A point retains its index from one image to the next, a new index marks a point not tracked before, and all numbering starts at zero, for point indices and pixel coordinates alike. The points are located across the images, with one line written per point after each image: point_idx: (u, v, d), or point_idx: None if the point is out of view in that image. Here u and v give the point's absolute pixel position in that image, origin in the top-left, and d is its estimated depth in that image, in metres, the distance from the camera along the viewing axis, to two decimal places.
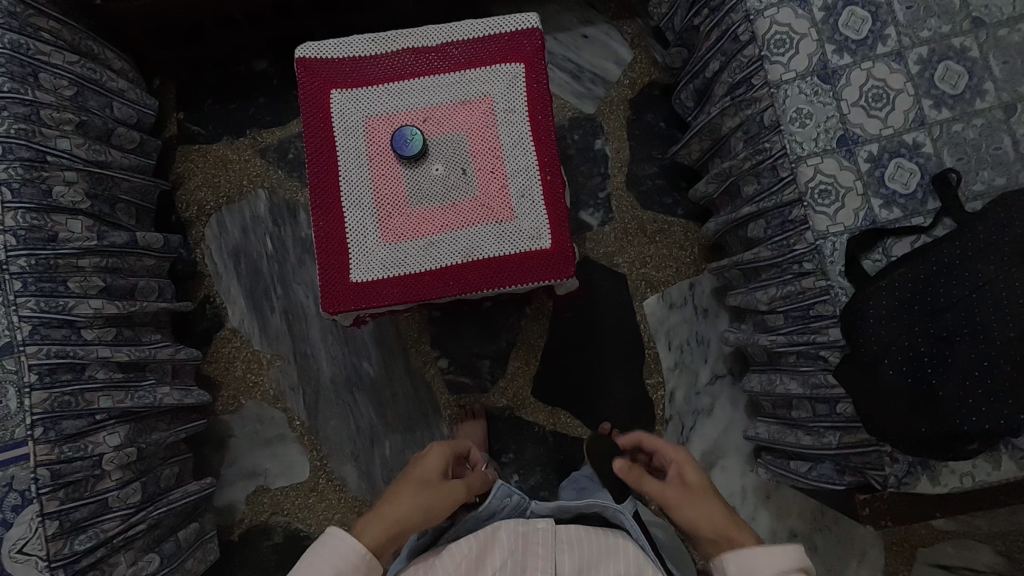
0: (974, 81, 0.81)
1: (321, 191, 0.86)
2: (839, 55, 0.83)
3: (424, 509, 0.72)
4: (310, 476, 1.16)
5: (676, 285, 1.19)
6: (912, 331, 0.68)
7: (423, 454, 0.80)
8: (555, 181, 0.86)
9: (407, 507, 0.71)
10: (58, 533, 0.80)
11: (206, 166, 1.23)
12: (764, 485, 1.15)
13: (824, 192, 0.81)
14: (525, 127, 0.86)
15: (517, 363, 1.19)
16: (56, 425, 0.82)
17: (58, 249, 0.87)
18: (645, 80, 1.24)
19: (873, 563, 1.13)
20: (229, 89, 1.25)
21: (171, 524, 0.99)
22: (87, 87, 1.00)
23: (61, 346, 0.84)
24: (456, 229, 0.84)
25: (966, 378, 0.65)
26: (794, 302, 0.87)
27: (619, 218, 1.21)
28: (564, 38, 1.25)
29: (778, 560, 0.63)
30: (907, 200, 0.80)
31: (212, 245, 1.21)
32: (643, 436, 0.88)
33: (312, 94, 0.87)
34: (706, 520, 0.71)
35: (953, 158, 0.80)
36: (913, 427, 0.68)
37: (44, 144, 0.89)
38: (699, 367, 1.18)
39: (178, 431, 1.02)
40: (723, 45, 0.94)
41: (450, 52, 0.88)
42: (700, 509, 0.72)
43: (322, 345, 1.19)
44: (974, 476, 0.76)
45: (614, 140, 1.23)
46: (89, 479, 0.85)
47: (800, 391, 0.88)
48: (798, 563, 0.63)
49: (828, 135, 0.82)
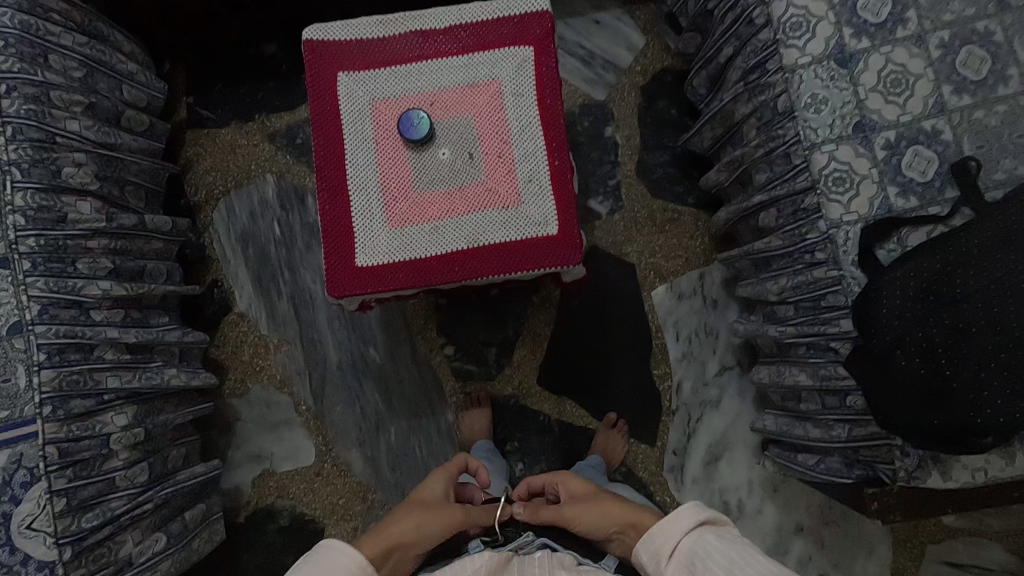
0: (998, 67, 0.78)
1: (327, 174, 0.85)
2: (857, 39, 0.80)
3: (420, 525, 0.72)
4: (315, 461, 1.16)
5: (685, 276, 1.18)
6: (927, 321, 0.66)
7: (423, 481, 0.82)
8: (563, 166, 0.85)
9: (402, 525, 0.72)
10: (66, 511, 0.81)
11: (215, 149, 1.23)
12: (771, 479, 1.13)
13: (838, 179, 0.79)
14: (533, 112, 0.85)
15: (522, 351, 1.19)
16: (65, 404, 0.82)
17: (67, 230, 0.87)
18: (658, 66, 1.22)
19: (881, 560, 1.11)
20: (239, 73, 1.25)
21: (178, 504, 1.00)
22: (97, 68, 1.00)
23: (70, 326, 0.85)
24: (462, 213, 0.83)
25: (981, 371, 0.62)
26: (805, 292, 0.85)
27: (628, 206, 1.20)
28: (575, 23, 1.24)
29: (685, 516, 0.64)
30: (924, 188, 0.78)
31: (221, 230, 1.21)
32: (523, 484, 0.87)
33: (319, 75, 0.86)
34: (604, 519, 0.74)
35: (973, 145, 0.78)
36: (925, 417, 0.67)
37: (54, 125, 0.89)
38: (707, 358, 1.17)
39: (186, 413, 1.03)
40: (738, 29, 0.92)
41: (459, 35, 0.87)
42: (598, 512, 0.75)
43: (329, 330, 1.19)
44: (987, 472, 0.75)
45: (624, 127, 1.21)
46: (97, 458, 0.86)
47: (810, 383, 0.87)
48: (701, 518, 0.63)
49: (844, 122, 0.80)
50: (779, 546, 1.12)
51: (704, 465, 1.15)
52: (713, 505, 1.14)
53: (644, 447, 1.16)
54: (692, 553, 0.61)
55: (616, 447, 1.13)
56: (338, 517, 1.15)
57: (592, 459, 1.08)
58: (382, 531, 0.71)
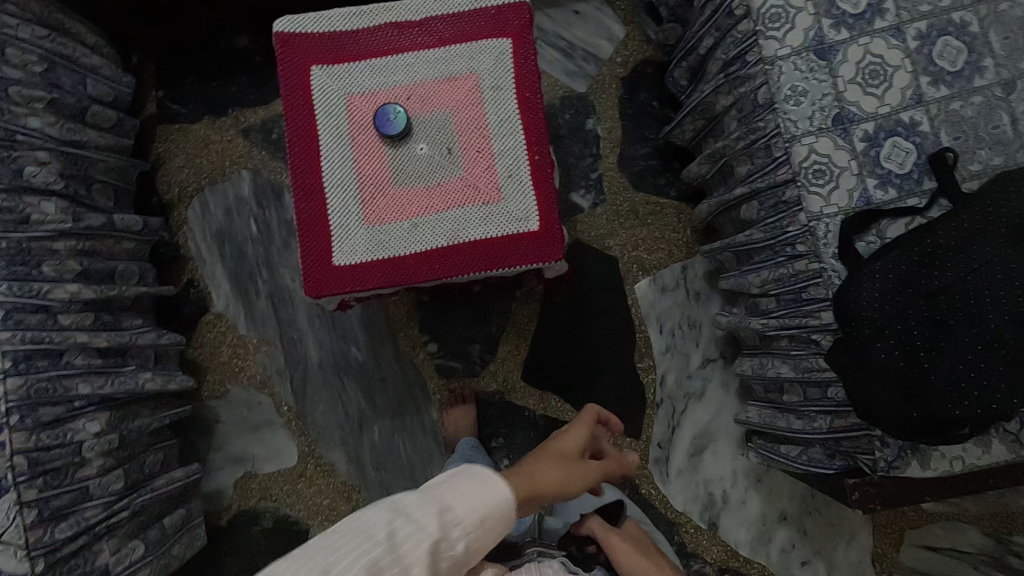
0: (973, 58, 0.78)
1: (302, 170, 0.83)
2: (836, 30, 0.80)
3: (564, 478, 0.72)
4: (298, 462, 1.15)
5: (668, 269, 1.17)
6: (905, 313, 0.66)
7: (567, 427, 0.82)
8: (543, 160, 0.83)
9: (549, 476, 0.70)
10: (38, 522, 0.79)
11: (187, 145, 1.19)
12: (755, 469, 1.15)
13: (819, 171, 0.79)
14: (511, 106, 0.83)
15: (506, 347, 1.18)
16: (33, 412, 0.80)
17: (30, 231, 0.84)
18: (638, 57, 1.21)
19: (862, 546, 1.14)
20: (210, 66, 1.21)
21: (157, 510, 0.98)
22: (59, 63, 0.95)
23: (37, 331, 0.82)
24: (440, 210, 0.82)
25: (960, 364, 0.63)
26: (786, 285, 0.85)
27: (611, 200, 1.19)
28: (555, 13, 1.22)
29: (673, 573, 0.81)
30: (902, 180, 0.78)
31: (195, 229, 1.18)
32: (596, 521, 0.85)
33: (291, 69, 0.84)
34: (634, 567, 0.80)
35: (950, 137, 0.78)
36: (904, 410, 0.67)
37: (14, 123, 0.86)
38: (690, 351, 1.17)
39: (162, 417, 1.01)
40: (718, 20, 0.91)
41: (435, 27, 0.85)
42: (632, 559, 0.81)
43: (310, 329, 1.17)
44: (964, 460, 0.75)
45: (605, 120, 1.20)
46: (69, 466, 0.83)
47: (792, 375, 0.87)
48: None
49: (823, 114, 0.80)
50: (763, 535, 1.14)
51: (689, 457, 1.15)
52: (698, 496, 1.14)
53: (630, 440, 1.16)
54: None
55: None
56: (323, 518, 1.14)
57: None
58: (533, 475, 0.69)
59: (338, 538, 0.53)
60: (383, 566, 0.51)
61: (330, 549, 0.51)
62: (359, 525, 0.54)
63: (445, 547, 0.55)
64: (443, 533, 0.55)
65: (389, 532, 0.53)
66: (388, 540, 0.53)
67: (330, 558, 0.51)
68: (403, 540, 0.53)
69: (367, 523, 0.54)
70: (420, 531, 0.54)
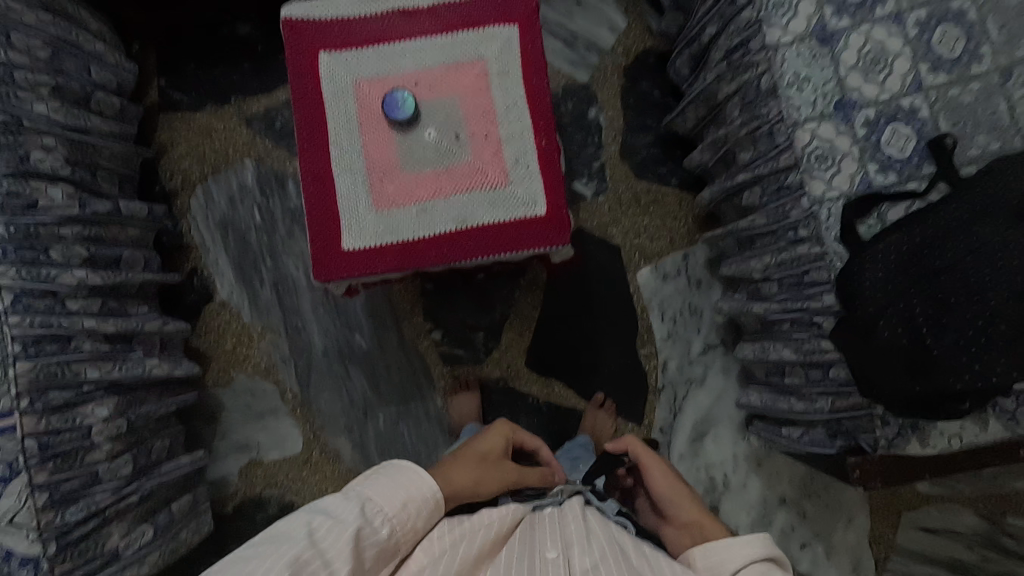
0: (971, 45, 0.80)
1: (310, 155, 0.84)
2: (837, 18, 0.82)
3: (477, 480, 0.76)
4: (303, 449, 1.15)
5: (670, 256, 1.19)
6: (907, 292, 0.68)
7: (482, 433, 0.86)
8: (549, 146, 0.84)
9: (463, 474, 0.75)
10: (48, 505, 0.78)
11: (190, 133, 1.19)
12: (756, 453, 1.16)
13: (821, 156, 0.81)
14: (518, 91, 0.84)
15: (510, 334, 1.19)
16: (43, 396, 0.80)
17: (37, 217, 0.84)
18: (640, 47, 1.22)
19: (859, 528, 1.16)
20: (213, 55, 1.21)
21: (164, 496, 0.98)
22: (63, 49, 0.95)
23: (45, 316, 0.82)
24: (449, 194, 0.83)
25: (961, 339, 0.65)
26: (789, 269, 0.87)
27: (613, 189, 1.20)
28: (557, 3, 1.23)
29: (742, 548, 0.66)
30: (902, 165, 0.79)
31: (199, 217, 1.18)
32: (637, 450, 0.87)
33: (299, 55, 0.84)
34: (682, 510, 0.80)
35: (949, 122, 0.80)
36: (907, 385, 0.69)
37: (20, 107, 0.85)
38: (691, 338, 1.18)
39: (168, 403, 1.01)
40: (721, 8, 0.93)
41: (443, 13, 0.85)
42: (676, 494, 0.82)
43: (314, 317, 1.17)
44: (962, 438, 0.77)
45: (607, 109, 1.21)
46: (78, 451, 0.83)
47: (794, 358, 0.89)
48: (760, 553, 0.65)
49: (826, 100, 0.81)
50: (763, 518, 1.16)
51: (690, 443, 1.17)
52: (699, 480, 1.16)
53: (632, 425, 1.18)
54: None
55: (604, 428, 1.14)
56: None
57: (581, 438, 1.11)
58: (446, 475, 0.73)
59: (261, 550, 0.55)
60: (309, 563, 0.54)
61: (249, 563, 0.54)
62: (282, 535, 0.57)
63: (368, 534, 0.59)
64: (363, 521, 0.60)
65: (309, 532, 0.57)
66: (309, 539, 0.56)
67: (249, 564, 0.54)
68: (325, 537, 0.57)
69: (291, 531, 0.57)
70: (340, 524, 0.58)
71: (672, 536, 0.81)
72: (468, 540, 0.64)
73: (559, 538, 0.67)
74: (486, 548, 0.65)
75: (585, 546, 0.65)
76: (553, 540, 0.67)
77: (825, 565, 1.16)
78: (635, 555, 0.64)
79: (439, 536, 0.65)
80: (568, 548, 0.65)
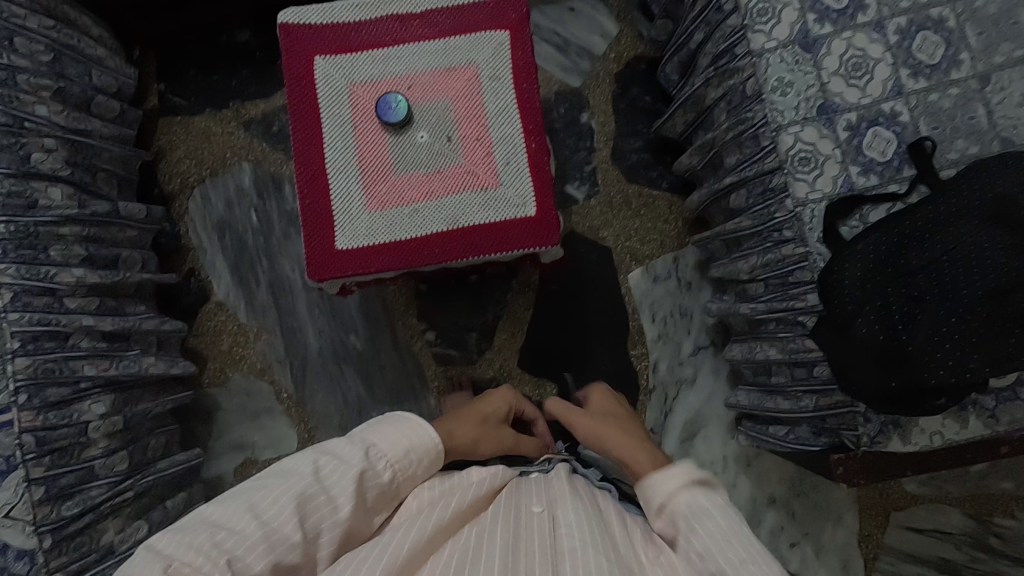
0: (950, 51, 0.82)
1: (305, 157, 0.86)
2: (820, 25, 0.84)
3: (475, 441, 0.79)
4: (298, 448, 1.17)
5: (661, 259, 1.20)
6: (884, 290, 0.70)
7: (486, 395, 0.89)
8: (540, 148, 0.86)
9: (464, 432, 0.78)
10: (45, 498, 0.80)
11: (188, 136, 1.21)
12: (745, 453, 1.18)
13: (804, 159, 0.83)
14: (509, 95, 0.86)
15: (503, 335, 1.20)
16: (41, 392, 0.81)
17: (37, 216, 0.86)
18: (631, 53, 1.24)
19: (848, 527, 1.17)
20: (212, 60, 1.23)
21: (159, 493, 0.99)
22: (66, 54, 0.98)
23: (44, 313, 0.84)
24: (441, 195, 0.85)
25: (935, 333, 0.65)
26: (774, 269, 0.88)
27: (604, 192, 1.22)
28: (550, 10, 1.25)
29: (672, 476, 0.62)
30: (883, 168, 0.81)
31: (197, 219, 1.20)
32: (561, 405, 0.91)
33: (295, 60, 0.86)
34: (610, 443, 0.80)
35: (928, 127, 0.82)
36: (883, 380, 0.71)
37: (22, 110, 0.88)
38: (682, 339, 1.20)
39: (163, 402, 1.03)
40: (708, 15, 0.95)
41: (436, 19, 0.88)
42: (605, 432, 0.82)
43: (309, 317, 1.19)
44: (943, 435, 0.79)
45: (599, 114, 1.23)
46: (75, 446, 0.85)
47: (780, 357, 0.91)
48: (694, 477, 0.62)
49: (808, 104, 0.83)
50: (754, 517, 1.17)
51: (681, 442, 1.18)
52: None
53: None
54: (683, 505, 0.60)
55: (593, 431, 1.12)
56: None
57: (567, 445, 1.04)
58: (448, 429, 0.76)
59: (268, 484, 0.58)
60: (314, 500, 0.57)
61: (256, 493, 0.57)
62: (286, 471, 0.59)
63: (371, 477, 0.61)
64: (367, 464, 0.61)
65: (315, 469, 0.59)
66: (315, 476, 0.59)
67: (256, 495, 0.57)
68: (329, 475, 0.59)
69: (296, 467, 0.60)
70: (345, 465, 0.60)
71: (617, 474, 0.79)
72: (456, 492, 0.65)
73: (545, 495, 0.67)
74: (473, 502, 0.64)
75: (568, 500, 0.64)
76: (538, 497, 0.67)
77: (815, 565, 1.17)
78: (616, 519, 0.64)
79: (429, 487, 0.66)
80: (553, 504, 0.65)
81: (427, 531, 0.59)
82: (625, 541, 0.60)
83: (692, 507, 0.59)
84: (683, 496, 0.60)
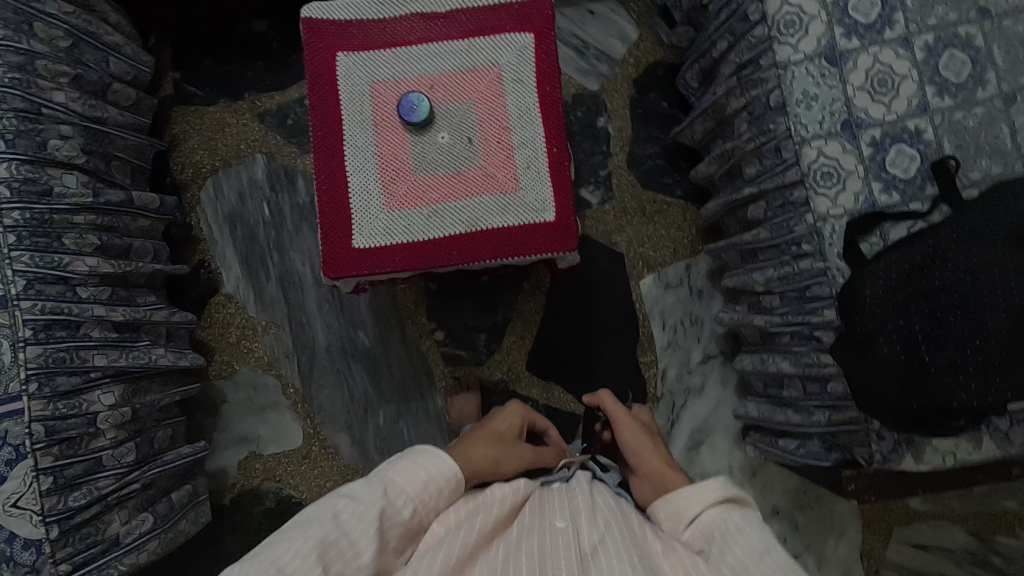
0: (977, 70, 0.81)
1: (325, 155, 0.85)
2: (847, 38, 0.83)
3: (497, 458, 0.78)
4: (303, 444, 1.16)
5: (673, 266, 1.20)
6: (907, 309, 0.69)
7: (496, 414, 0.90)
8: (561, 153, 0.86)
9: (483, 452, 0.78)
10: (53, 489, 0.80)
11: (202, 127, 1.21)
12: (750, 463, 1.17)
13: (826, 174, 0.82)
14: (532, 99, 0.86)
15: (512, 337, 1.20)
16: (52, 381, 0.81)
17: (53, 205, 0.85)
18: (650, 58, 1.24)
19: (851, 541, 1.17)
20: (229, 50, 1.22)
21: (165, 485, 0.98)
22: (83, 39, 0.97)
23: (56, 302, 0.83)
24: (461, 197, 0.84)
25: (957, 357, 0.65)
26: (791, 282, 0.88)
27: (618, 197, 1.22)
28: (570, 13, 1.25)
29: (702, 495, 0.65)
30: (905, 185, 0.81)
31: (208, 210, 1.19)
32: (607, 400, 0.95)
33: (318, 54, 0.86)
34: (647, 458, 0.82)
35: (953, 145, 0.81)
36: (904, 399, 0.70)
37: (39, 96, 0.87)
38: (691, 347, 1.20)
39: (172, 393, 1.02)
40: (733, 24, 0.95)
41: (460, 19, 0.87)
42: (643, 446, 0.85)
43: (318, 313, 1.18)
44: (956, 455, 0.79)
45: (616, 118, 1.23)
46: (83, 437, 0.84)
47: (793, 370, 0.90)
48: (721, 494, 0.64)
49: (833, 118, 0.83)
50: None
51: (686, 451, 1.18)
52: None
53: None
54: (714, 520, 0.62)
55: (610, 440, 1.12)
56: None
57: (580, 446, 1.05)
58: (465, 451, 0.76)
59: (289, 535, 0.56)
60: (337, 546, 0.56)
61: (277, 548, 0.55)
62: (306, 521, 0.58)
63: (391, 514, 0.60)
64: (387, 502, 0.61)
65: (334, 515, 0.58)
66: (335, 521, 0.57)
67: (276, 551, 0.54)
68: (350, 519, 0.58)
69: (314, 515, 0.59)
70: (364, 506, 0.59)
71: (636, 487, 0.82)
72: (481, 510, 0.65)
73: (569, 508, 0.66)
74: (497, 521, 0.65)
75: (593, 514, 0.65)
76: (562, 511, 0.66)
77: None
78: (643, 524, 0.65)
79: (454, 510, 0.65)
80: (578, 518, 0.65)
81: (456, 556, 0.58)
82: (649, 542, 0.62)
83: (719, 521, 0.62)
84: (710, 511, 0.63)
